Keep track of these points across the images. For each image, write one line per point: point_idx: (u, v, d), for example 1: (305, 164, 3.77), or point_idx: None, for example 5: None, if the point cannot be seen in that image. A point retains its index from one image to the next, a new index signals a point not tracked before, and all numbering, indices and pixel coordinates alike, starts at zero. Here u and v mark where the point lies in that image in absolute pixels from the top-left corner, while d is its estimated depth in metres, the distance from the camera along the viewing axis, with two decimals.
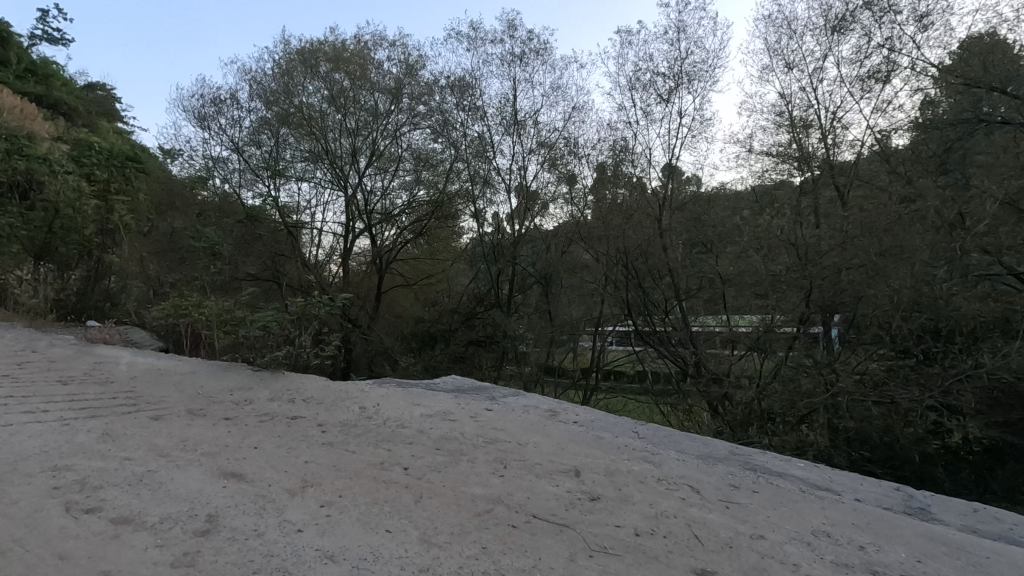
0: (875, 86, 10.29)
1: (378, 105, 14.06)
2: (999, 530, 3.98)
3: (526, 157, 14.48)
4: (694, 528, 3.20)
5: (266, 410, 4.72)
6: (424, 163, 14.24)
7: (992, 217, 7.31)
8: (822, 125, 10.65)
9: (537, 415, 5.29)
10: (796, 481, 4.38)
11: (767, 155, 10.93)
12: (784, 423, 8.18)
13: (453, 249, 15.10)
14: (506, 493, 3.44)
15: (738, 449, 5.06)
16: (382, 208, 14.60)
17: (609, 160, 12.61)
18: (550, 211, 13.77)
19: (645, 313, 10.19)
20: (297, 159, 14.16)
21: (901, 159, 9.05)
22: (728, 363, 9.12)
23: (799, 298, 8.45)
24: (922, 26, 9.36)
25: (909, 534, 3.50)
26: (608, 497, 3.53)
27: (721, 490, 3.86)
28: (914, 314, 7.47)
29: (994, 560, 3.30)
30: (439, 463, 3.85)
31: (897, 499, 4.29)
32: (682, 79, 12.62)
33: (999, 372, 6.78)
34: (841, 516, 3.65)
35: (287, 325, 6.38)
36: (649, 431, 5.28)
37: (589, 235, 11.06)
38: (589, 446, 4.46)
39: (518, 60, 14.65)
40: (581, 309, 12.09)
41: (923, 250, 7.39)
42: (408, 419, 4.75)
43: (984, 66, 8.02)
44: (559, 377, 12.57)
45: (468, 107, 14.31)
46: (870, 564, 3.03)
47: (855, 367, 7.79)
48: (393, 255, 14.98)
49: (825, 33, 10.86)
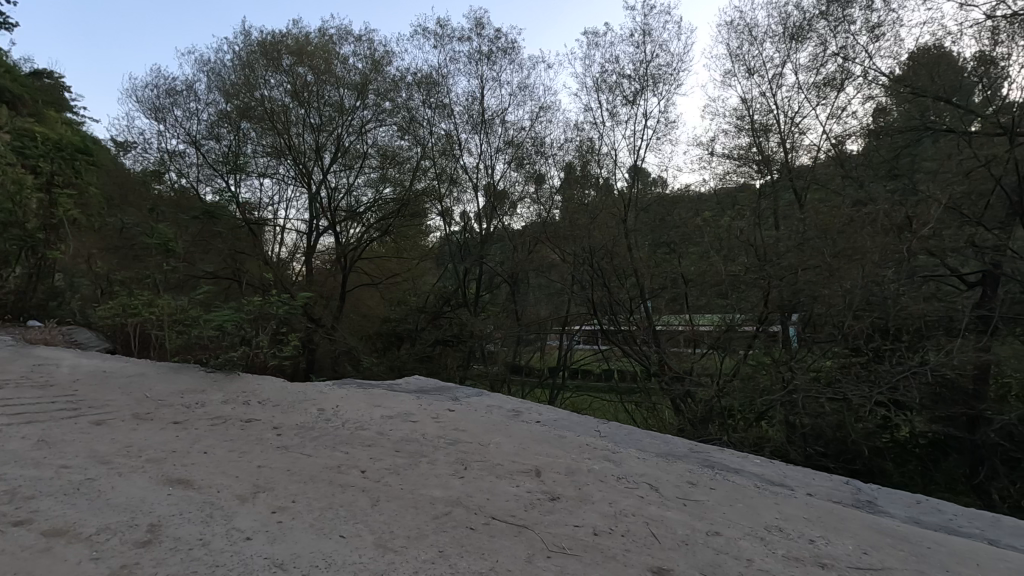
0: (831, 93, 10.67)
1: (343, 100, 13.75)
2: (940, 520, 4.14)
3: (494, 156, 14.47)
4: (652, 527, 3.23)
5: (219, 413, 4.56)
6: (390, 160, 14.06)
7: (937, 220, 7.58)
8: (780, 129, 11.02)
9: (500, 415, 5.27)
10: (751, 477, 4.48)
11: (728, 158, 11.25)
12: (743, 420, 8.50)
13: (420, 247, 15.01)
14: (466, 495, 3.41)
15: (697, 447, 5.15)
16: (347, 206, 14.41)
17: (576, 161, 12.82)
18: (519, 210, 13.76)
19: (611, 313, 10.33)
20: (259, 154, 13.81)
21: (855, 164, 9.47)
22: (690, 361, 9.36)
23: (758, 297, 8.70)
24: (874, 36, 9.72)
25: (856, 526, 3.61)
26: (568, 497, 3.54)
27: (679, 488, 3.91)
28: (865, 314, 7.71)
29: (935, 550, 3.41)
30: (399, 466, 3.79)
31: (846, 493, 4.45)
32: (647, 81, 12.81)
33: (943, 368, 7.02)
34: (793, 510, 3.75)
35: (243, 325, 6.20)
36: (611, 430, 5.32)
37: (556, 234, 11.16)
38: (550, 445, 4.46)
39: (486, 59, 14.63)
40: (547, 308, 12.09)
41: (873, 251, 7.56)
42: (368, 421, 4.66)
43: (932, 77, 8.37)
44: (526, 376, 12.49)
45: (435, 105, 14.20)
46: (819, 557, 3.10)
47: (811, 364, 8.12)
48: (358, 254, 14.84)
49: (783, 40, 11.19)
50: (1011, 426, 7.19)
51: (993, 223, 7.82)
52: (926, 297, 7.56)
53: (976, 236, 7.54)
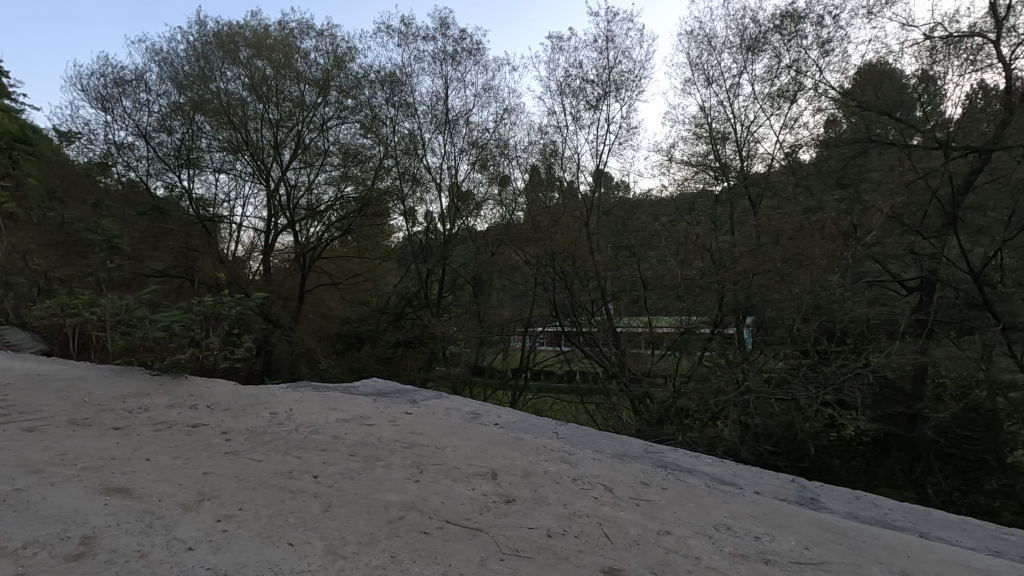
0: (784, 104, 11.08)
1: (304, 96, 13.42)
2: (878, 515, 4.35)
3: (457, 157, 14.45)
4: (605, 527, 3.27)
5: (164, 418, 4.38)
6: (352, 159, 13.80)
7: (879, 228, 7.98)
8: (737, 138, 11.41)
9: (458, 417, 5.25)
10: (703, 477, 4.60)
11: (687, 164, 11.53)
12: (699, 420, 8.66)
13: (382, 248, 14.87)
14: (420, 499, 3.37)
15: (652, 447, 5.25)
16: (308, 204, 14.10)
17: (540, 164, 12.97)
18: (482, 211, 13.77)
19: (572, 316, 10.52)
20: (214, 149, 13.38)
21: (806, 173, 9.84)
22: (649, 362, 9.49)
23: (713, 301, 8.95)
24: (824, 51, 10.14)
25: (799, 523, 3.75)
26: (523, 499, 3.55)
27: (632, 488, 3.98)
28: (813, 317, 7.97)
29: (871, 544, 3.57)
30: (353, 470, 3.73)
31: (792, 491, 4.62)
32: (610, 87, 13.02)
33: (883, 370, 7.38)
34: (741, 508, 3.87)
35: (193, 326, 5.99)
36: (568, 432, 5.39)
37: (520, 236, 11.21)
38: (508, 447, 4.46)
39: (450, 59, 14.59)
40: (511, 310, 11.90)
41: (821, 258, 7.86)
42: (322, 425, 4.56)
43: (877, 92, 8.87)
44: (488, 377, 12.31)
45: (399, 104, 14.08)
46: (764, 553, 3.21)
47: (763, 366, 8.31)
48: (318, 253, 14.53)
49: (740, 51, 11.56)
50: (945, 424, 7.60)
51: (930, 231, 8.23)
52: (869, 302, 7.88)
53: (915, 244, 7.99)
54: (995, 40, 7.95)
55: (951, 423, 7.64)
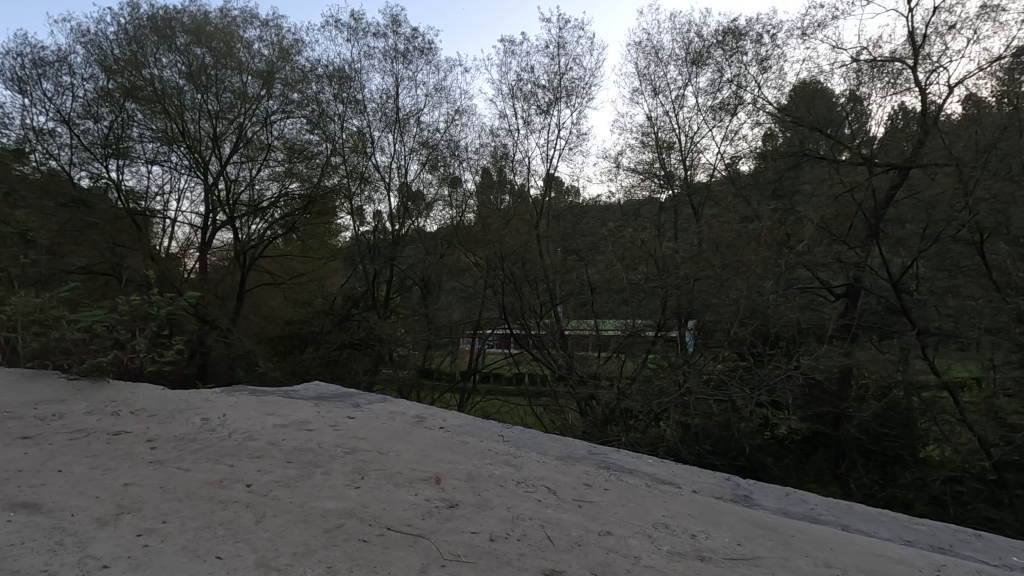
0: (725, 117, 11.56)
1: (246, 88, 12.90)
2: (806, 511, 4.57)
3: (407, 156, 14.28)
4: (547, 529, 3.29)
5: (81, 426, 4.08)
6: (298, 155, 13.38)
7: (810, 238, 8.48)
8: (681, 148, 11.83)
9: (403, 421, 5.16)
10: (644, 477, 4.70)
11: (634, 172, 11.82)
12: (642, 421, 8.88)
13: (328, 247, 14.47)
14: (361, 506, 3.28)
15: (596, 448, 5.34)
16: (249, 200, 13.53)
17: (491, 166, 13.02)
18: (432, 212, 13.66)
19: (521, 319, 10.57)
20: (146, 139, 12.62)
21: (745, 183, 10.31)
22: (595, 365, 9.87)
23: (657, 305, 9.21)
24: (763, 68, 10.65)
25: (734, 520, 3.90)
26: (467, 503, 3.51)
27: (576, 490, 4.02)
28: (749, 321, 8.32)
29: (798, 538, 3.75)
30: (289, 477, 3.59)
31: (727, 489, 4.80)
32: (561, 92, 13.20)
33: (812, 371, 7.78)
34: (679, 507, 3.99)
35: (117, 327, 5.62)
36: (514, 435, 5.41)
37: (470, 238, 11.45)
38: (452, 451, 4.42)
39: (402, 57, 14.41)
40: (460, 312, 11.78)
41: (756, 264, 8.23)
42: (258, 431, 4.36)
43: (809, 107, 9.44)
44: (436, 381, 12.28)
45: (348, 100, 13.78)
46: (699, 550, 3.31)
47: (703, 368, 8.58)
48: (259, 251, 13.97)
49: (684, 64, 11.98)
50: (867, 422, 8.11)
51: (855, 242, 8.77)
52: (801, 307, 8.32)
53: (843, 254, 8.52)
54: (913, 66, 8.57)
55: (872, 422, 8.16)
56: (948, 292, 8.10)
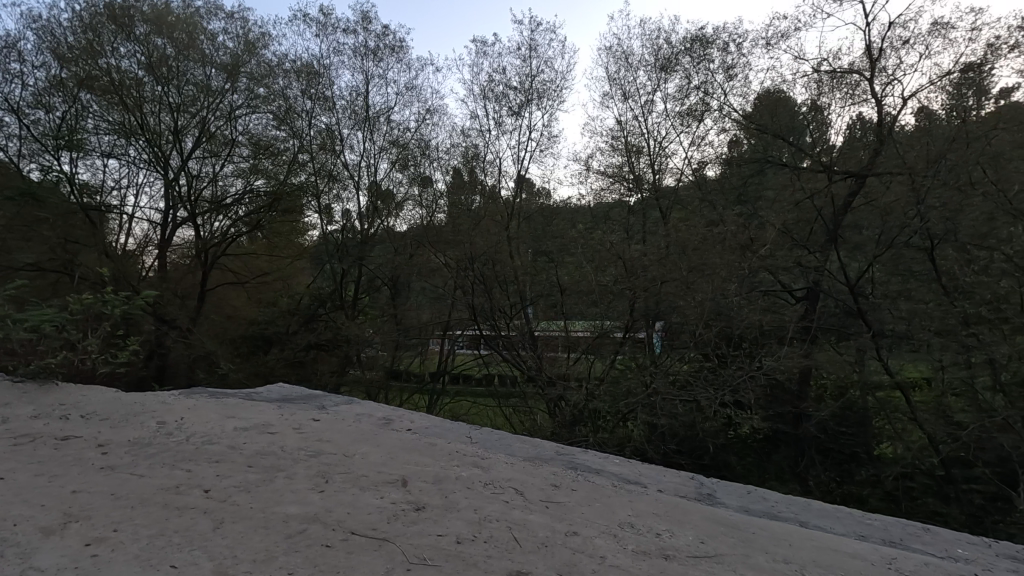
0: (693, 122, 11.79)
1: (210, 81, 12.52)
2: (766, 508, 4.69)
3: (377, 155, 14.12)
4: (514, 531, 3.28)
5: (26, 431, 3.88)
6: (263, 151, 13.05)
7: (772, 242, 8.74)
8: (650, 152, 12.04)
9: (369, 424, 5.08)
10: (611, 477, 4.75)
11: (604, 175, 11.96)
12: (610, 422, 8.97)
13: (296, 246, 14.23)
14: (324, 510, 3.21)
15: (563, 448, 5.37)
16: (212, 196, 13.15)
17: (461, 166, 12.99)
18: (402, 212, 13.54)
19: (491, 320, 10.57)
20: (102, 131, 12.12)
21: (711, 188, 10.58)
22: (564, 366, 9.86)
23: (625, 307, 9.32)
24: (729, 76, 10.91)
25: (698, 518, 3.97)
26: (433, 506, 3.48)
27: (543, 490, 4.03)
28: (714, 323, 8.50)
29: (759, 535, 3.84)
30: (250, 482, 3.49)
31: (691, 488, 4.89)
32: (532, 94, 13.24)
33: (773, 372, 7.99)
34: (644, 506, 4.04)
35: (67, 327, 5.36)
36: (482, 436, 5.40)
37: (440, 238, 11.31)
38: (419, 453, 4.37)
39: (372, 54, 14.23)
40: (429, 312, 11.68)
41: (721, 267, 8.45)
42: (218, 434, 4.23)
43: (772, 115, 9.79)
44: (405, 381, 12.18)
45: (316, 96, 13.54)
46: (664, 549, 3.36)
47: (670, 370, 8.70)
48: (222, 249, 13.56)
49: (654, 69, 12.18)
50: (825, 421, 8.38)
51: (815, 246, 9.07)
52: (762, 309, 8.55)
53: (803, 258, 8.83)
54: (870, 78, 8.91)
55: (830, 420, 8.43)
56: (901, 295, 8.42)
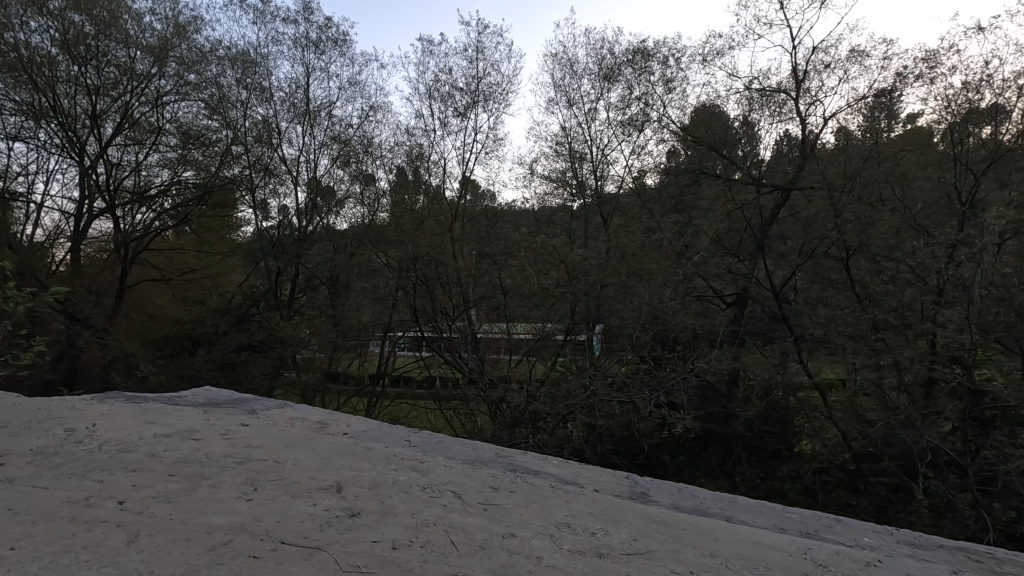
0: (634, 132, 12.17)
1: (135, 63, 11.76)
2: (695, 505, 4.90)
3: (317, 151, 13.70)
4: (452, 534, 3.26)
5: None
6: (193, 141, 12.28)
7: (705, 250, 9.18)
8: (592, 159, 12.34)
9: (303, 428, 4.90)
10: (549, 478, 4.81)
11: (548, 180, 12.14)
12: (549, 423, 9.09)
13: (228, 242, 13.60)
14: (252, 519, 3.07)
15: (502, 451, 5.39)
16: (135, 186, 12.31)
17: (406, 166, 12.83)
18: (343, 210, 13.24)
19: (433, 322, 10.25)
20: (7, 111, 11.08)
21: (649, 197, 11.04)
22: (505, 369, 9.72)
23: (566, 311, 9.42)
24: (668, 89, 11.35)
25: (631, 516, 4.09)
26: (369, 512, 3.40)
27: (482, 493, 4.03)
28: (651, 327, 8.73)
29: (689, 531, 3.99)
30: (171, 492, 3.29)
31: (625, 487, 5.03)
32: (478, 96, 13.25)
33: (704, 373, 8.35)
34: (581, 506, 4.11)
35: None
36: (421, 440, 5.34)
37: (381, 237, 11.12)
38: (356, 458, 4.26)
39: (313, 46, 13.78)
40: (369, 313, 11.45)
41: (658, 273, 8.80)
42: (135, 441, 3.96)
43: (707, 129, 10.24)
44: (342, 384, 11.86)
45: (252, 86, 12.98)
46: (599, 547, 3.43)
47: (608, 372, 8.89)
48: (144, 244, 12.65)
49: (597, 79, 12.47)
50: (751, 421, 8.85)
51: (744, 254, 9.59)
52: (695, 314, 8.95)
53: (732, 265, 9.33)
54: (795, 98, 9.51)
55: (756, 420, 8.89)
56: (820, 302, 9.00)
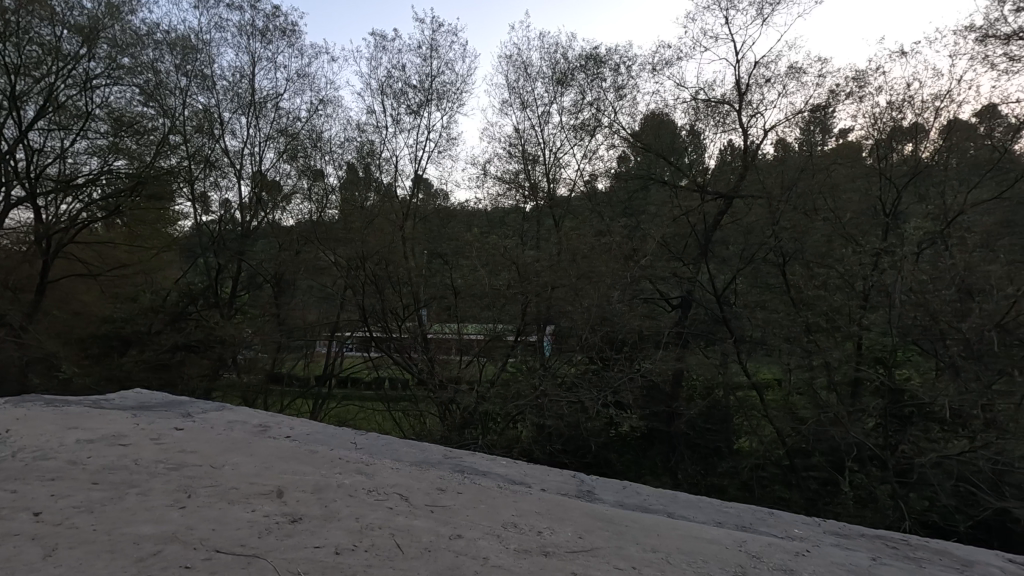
0: (585, 136, 12.38)
1: (61, 43, 10.98)
2: (638, 501, 5.03)
3: (262, 144, 13.23)
4: (397, 538, 3.21)
5: None
6: (125, 128, 11.62)
7: (652, 253, 9.49)
8: (545, 161, 12.48)
9: (242, 432, 4.71)
10: (497, 479, 4.81)
11: (500, 180, 12.18)
12: (499, 424, 9.13)
13: (163, 235, 12.74)
14: (185, 528, 2.93)
15: (451, 452, 5.37)
16: (60, 174, 11.50)
17: (356, 162, 12.61)
18: (290, 205, 12.86)
19: (382, 321, 10.24)
20: None
21: (601, 201, 11.35)
22: (456, 369, 9.65)
23: (517, 312, 9.52)
24: (619, 95, 11.61)
25: (576, 514, 4.15)
26: (311, 517, 3.30)
27: (429, 495, 3.99)
28: (599, 328, 8.91)
29: (632, 527, 4.08)
30: (96, 501, 3.09)
31: (572, 485, 5.11)
32: (432, 94, 13.14)
33: (649, 374, 8.58)
34: (528, 506, 4.14)
35: None
36: (367, 442, 5.23)
37: (329, 235, 10.85)
38: (298, 462, 4.13)
39: (259, 34, 13.26)
40: (317, 313, 11.20)
41: (607, 275, 9.02)
42: (55, 448, 3.70)
43: (655, 136, 10.56)
44: (286, 385, 11.50)
45: (192, 73, 12.37)
46: (544, 546, 3.47)
47: (557, 373, 8.99)
48: (70, 236, 11.84)
49: (551, 82, 12.61)
50: (693, 419, 9.18)
51: (689, 259, 9.94)
52: (641, 315, 9.22)
53: (677, 269, 9.66)
54: (738, 109, 9.92)
55: (698, 418, 9.22)
56: (758, 306, 9.43)
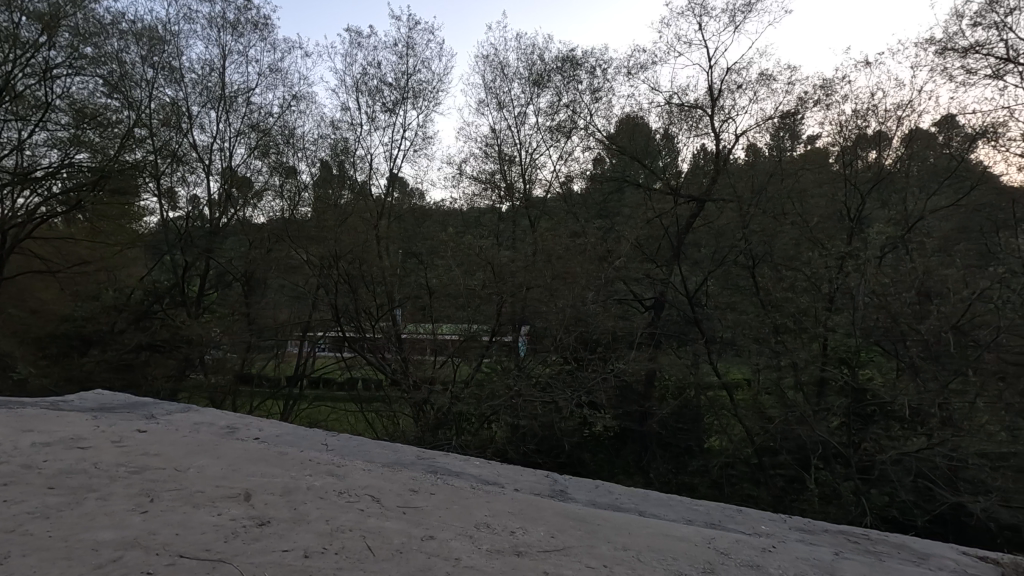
0: (561, 138, 12.46)
1: (20, 31, 10.56)
2: (611, 500, 5.07)
3: (233, 139, 12.95)
4: (368, 540, 3.18)
5: None
6: (88, 119, 11.08)
7: (626, 255, 9.62)
8: (520, 162, 12.53)
9: (209, 433, 4.60)
10: (470, 479, 4.80)
11: (476, 181, 12.17)
12: (473, 424, 9.12)
13: (127, 231, 12.45)
14: (147, 533, 2.84)
15: (424, 453, 5.34)
16: (16, 166, 10.90)
17: (330, 159, 12.47)
18: (262, 202, 12.64)
19: (354, 320, 9.98)
20: None
21: (575, 202, 11.49)
22: (431, 369, 9.53)
23: (492, 312, 9.43)
24: (595, 98, 11.71)
25: (549, 514, 4.17)
26: (280, 520, 3.24)
27: (401, 496, 3.96)
28: (574, 328, 8.98)
29: (604, 526, 4.12)
30: (52, 506, 2.98)
31: (545, 485, 5.13)
32: (408, 93, 13.05)
33: (622, 373, 8.67)
34: (500, 506, 4.14)
35: None
36: (339, 443, 5.16)
37: (302, 233, 10.71)
38: (267, 464, 4.05)
39: (230, 27, 12.95)
40: (287, 312, 10.94)
41: (582, 276, 9.17)
42: (10, 451, 3.56)
43: (630, 139, 10.70)
44: (256, 386, 11.23)
45: (159, 65, 12.03)
46: (517, 546, 3.48)
47: (532, 373, 9.01)
48: (27, 231, 11.39)
49: (528, 83, 12.64)
50: (665, 419, 9.31)
51: (662, 260, 10.08)
52: (615, 316, 9.34)
53: (650, 271, 9.80)
54: (710, 114, 10.11)
55: (670, 418, 9.36)
56: (728, 307, 9.61)
